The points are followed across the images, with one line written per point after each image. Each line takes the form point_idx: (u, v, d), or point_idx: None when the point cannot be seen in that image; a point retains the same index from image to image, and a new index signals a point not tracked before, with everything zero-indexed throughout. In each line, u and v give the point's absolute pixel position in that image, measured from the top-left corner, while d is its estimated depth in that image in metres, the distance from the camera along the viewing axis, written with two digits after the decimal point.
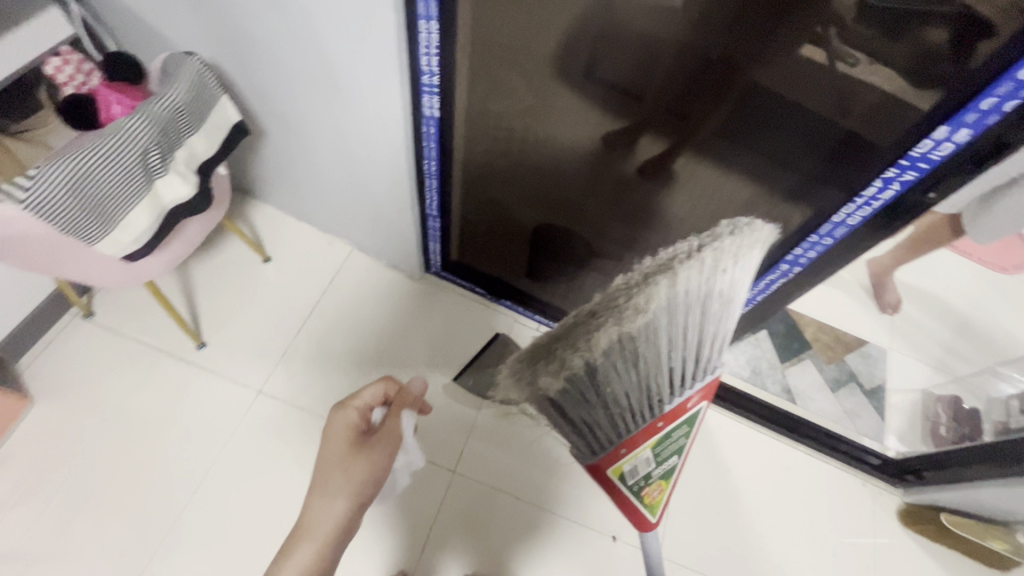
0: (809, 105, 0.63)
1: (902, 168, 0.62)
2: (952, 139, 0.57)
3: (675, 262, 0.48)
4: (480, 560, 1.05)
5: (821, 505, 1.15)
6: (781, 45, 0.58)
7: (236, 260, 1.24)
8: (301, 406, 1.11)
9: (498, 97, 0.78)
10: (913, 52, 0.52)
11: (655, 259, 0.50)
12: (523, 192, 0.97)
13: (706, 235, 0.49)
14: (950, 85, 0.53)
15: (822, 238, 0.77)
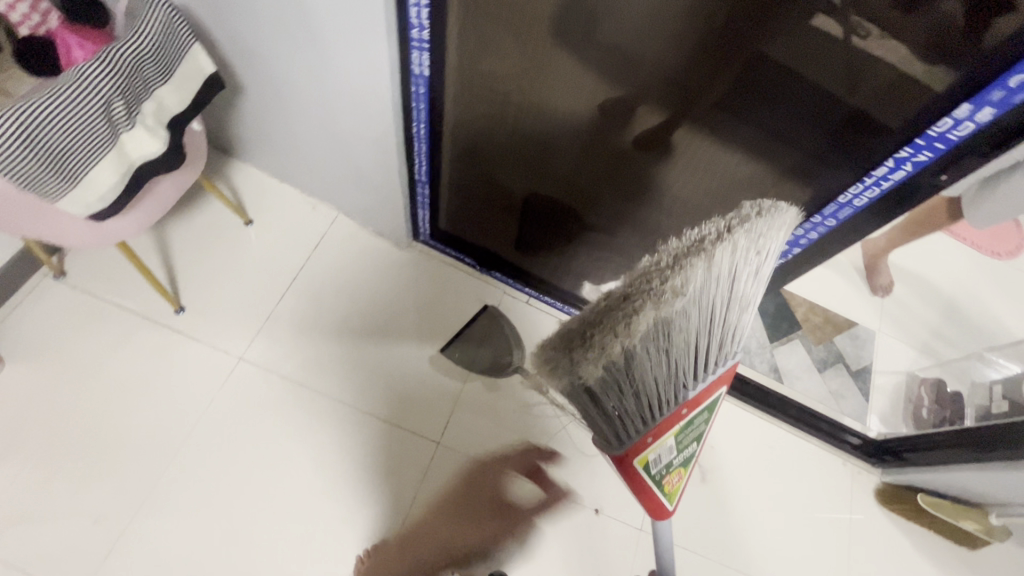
0: (818, 79, 0.59)
1: (917, 147, 0.59)
2: (974, 118, 0.54)
3: (706, 243, 0.47)
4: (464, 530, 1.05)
5: (802, 483, 1.16)
6: (795, 11, 0.54)
7: (216, 223, 1.19)
8: (284, 375, 1.09)
9: (491, 58, 0.73)
10: (932, 29, 0.49)
11: (682, 241, 0.49)
12: (516, 160, 0.92)
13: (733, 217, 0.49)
14: (971, 63, 0.50)
15: (825, 220, 0.75)
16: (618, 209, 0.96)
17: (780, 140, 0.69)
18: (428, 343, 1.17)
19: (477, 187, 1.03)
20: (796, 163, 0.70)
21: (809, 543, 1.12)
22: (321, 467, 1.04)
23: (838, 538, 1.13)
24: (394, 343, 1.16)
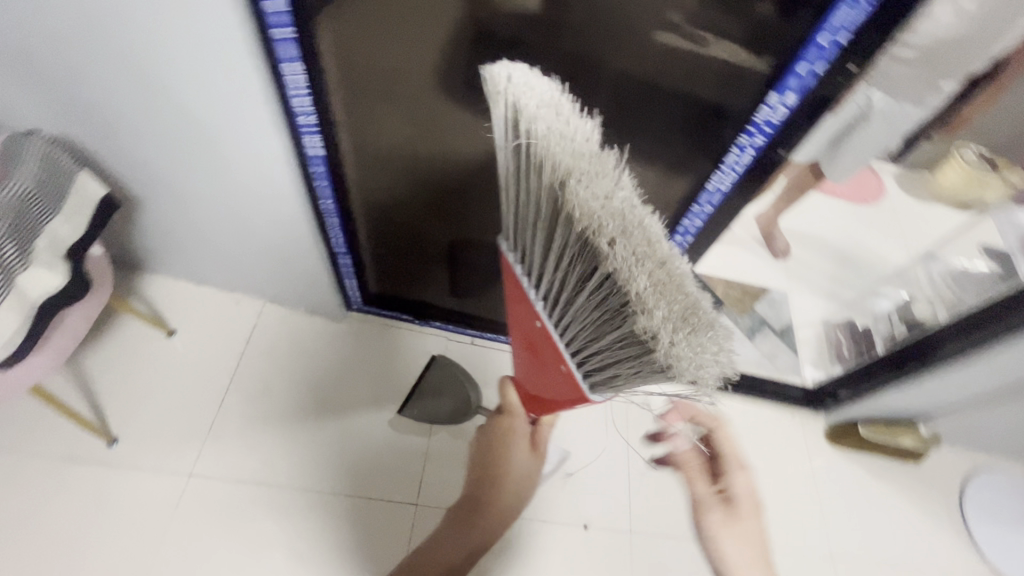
0: (671, 84, 0.68)
1: (750, 134, 0.70)
2: (783, 103, 0.65)
3: (587, 207, 0.48)
4: None
5: (762, 445, 1.23)
6: (637, 31, 0.63)
7: (137, 342, 1.14)
8: (240, 479, 1.04)
9: (381, 126, 0.79)
10: (749, 25, 0.59)
11: (581, 225, 0.49)
12: (429, 212, 0.98)
13: (561, 169, 0.49)
14: (777, 47, 0.60)
15: (702, 207, 0.83)
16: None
17: (650, 150, 0.77)
18: (384, 407, 1.17)
19: (397, 244, 1.06)
20: (668, 166, 0.79)
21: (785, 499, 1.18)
22: (300, 563, 0.99)
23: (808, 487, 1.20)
24: (349, 416, 1.15)
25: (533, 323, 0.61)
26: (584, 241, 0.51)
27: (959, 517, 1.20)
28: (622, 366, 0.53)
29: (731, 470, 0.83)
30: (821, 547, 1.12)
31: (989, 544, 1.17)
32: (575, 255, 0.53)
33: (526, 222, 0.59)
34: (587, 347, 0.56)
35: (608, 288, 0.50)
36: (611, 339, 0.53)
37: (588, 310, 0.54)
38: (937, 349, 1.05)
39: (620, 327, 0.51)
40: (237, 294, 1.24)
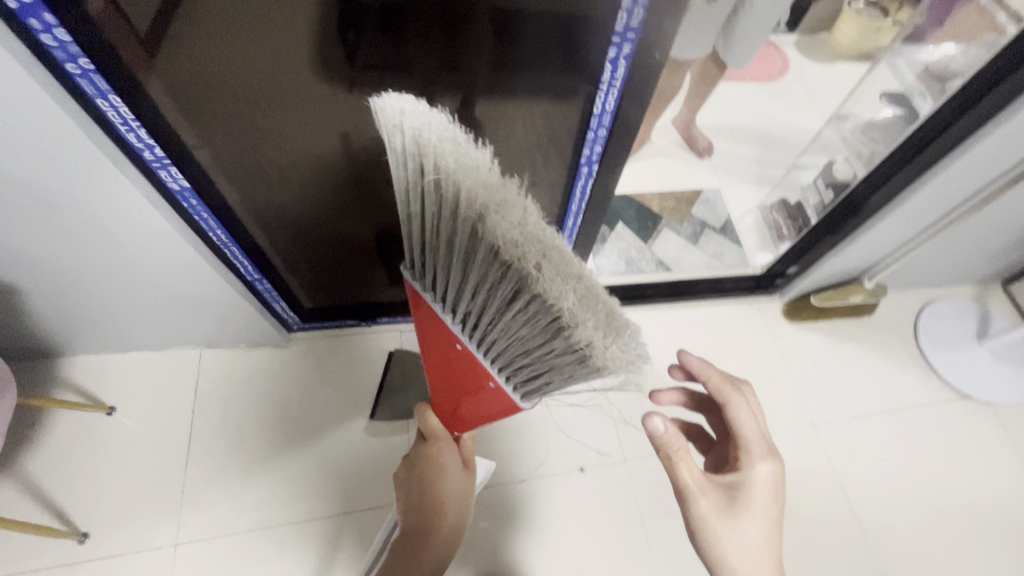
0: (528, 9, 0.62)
1: (617, 44, 0.66)
2: (638, 4, 0.61)
3: (508, 239, 0.44)
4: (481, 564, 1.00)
5: (727, 342, 1.26)
6: None
7: (76, 430, 1.07)
8: (229, 532, 1.01)
9: (242, 142, 0.73)
10: None
11: (506, 256, 0.45)
12: (332, 211, 0.92)
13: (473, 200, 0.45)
14: None
15: (597, 133, 0.79)
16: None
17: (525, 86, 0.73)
18: (355, 415, 1.15)
19: (312, 254, 1.01)
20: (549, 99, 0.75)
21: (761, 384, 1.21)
22: None
23: (778, 367, 1.24)
24: (323, 437, 1.12)
25: (452, 351, 0.54)
26: (507, 263, 0.46)
27: (917, 351, 1.27)
28: (556, 375, 0.51)
29: (749, 458, 0.67)
30: (801, 418, 1.17)
31: (949, 368, 1.24)
32: (495, 277, 0.48)
33: (431, 245, 0.51)
34: (516, 363, 0.52)
35: (538, 306, 0.47)
36: (542, 354, 0.50)
37: (515, 330, 0.50)
38: (867, 202, 1.05)
39: (554, 342, 0.48)
40: (168, 350, 1.17)
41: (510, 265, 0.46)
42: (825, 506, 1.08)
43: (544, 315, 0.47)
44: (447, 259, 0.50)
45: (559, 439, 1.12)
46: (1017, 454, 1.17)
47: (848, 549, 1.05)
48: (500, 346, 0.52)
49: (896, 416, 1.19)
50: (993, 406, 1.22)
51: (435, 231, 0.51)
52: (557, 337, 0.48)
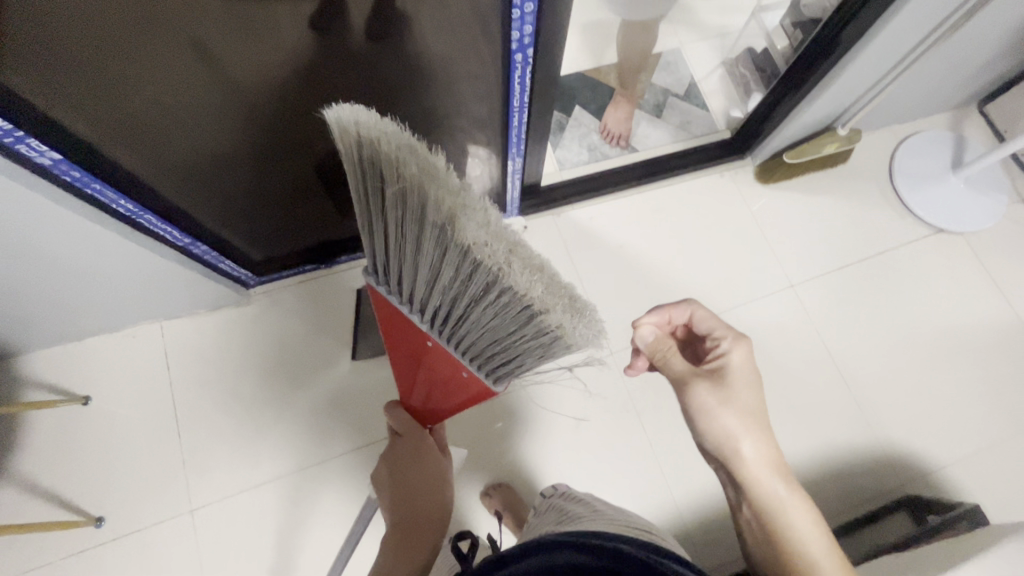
0: None
1: None
2: None
3: (475, 234, 0.45)
4: (488, 470, 1.03)
5: (701, 217, 1.22)
6: None
7: (59, 423, 1.05)
8: (241, 488, 1.03)
9: (112, 103, 0.61)
10: None
11: (474, 250, 0.46)
12: (250, 153, 0.80)
13: (440, 200, 0.46)
14: None
15: (523, 7, 0.65)
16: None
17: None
18: (337, 357, 1.13)
19: (242, 203, 0.91)
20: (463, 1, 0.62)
21: (738, 254, 1.20)
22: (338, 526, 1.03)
23: (754, 234, 1.21)
24: (311, 385, 1.11)
25: (421, 347, 0.54)
26: (475, 261, 0.47)
27: (891, 193, 1.25)
28: (527, 359, 0.52)
29: (727, 343, 0.71)
30: (780, 280, 1.17)
31: (925, 203, 1.22)
32: (463, 273, 0.48)
33: (398, 249, 0.51)
34: (488, 352, 0.53)
35: (507, 298, 0.48)
36: (513, 342, 0.51)
37: (483, 321, 0.50)
38: (839, 41, 0.94)
39: (525, 329, 0.49)
40: (127, 328, 1.10)
41: (477, 262, 0.47)
42: (807, 360, 1.12)
43: (515, 306, 0.48)
44: (417, 262, 0.50)
45: None
46: (987, 278, 1.20)
47: (831, 394, 1.10)
48: (471, 337, 0.52)
49: (872, 261, 1.20)
50: (965, 235, 1.22)
51: (401, 236, 0.51)
52: (527, 325, 0.49)
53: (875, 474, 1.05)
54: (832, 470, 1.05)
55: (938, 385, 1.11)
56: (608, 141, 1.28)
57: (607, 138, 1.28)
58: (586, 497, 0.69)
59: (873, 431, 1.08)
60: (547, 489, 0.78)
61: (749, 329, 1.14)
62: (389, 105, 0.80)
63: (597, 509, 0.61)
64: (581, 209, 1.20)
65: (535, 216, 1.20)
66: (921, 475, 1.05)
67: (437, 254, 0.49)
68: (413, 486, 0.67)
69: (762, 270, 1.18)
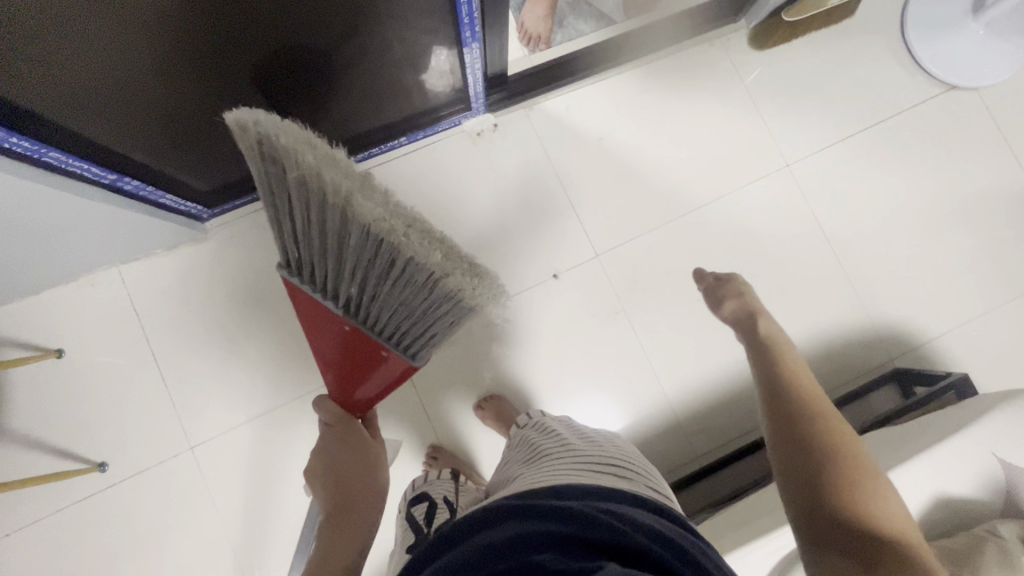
0: None
1: None
2: None
3: (373, 218, 0.47)
4: (479, 381, 1.03)
5: (690, 95, 1.10)
6: None
7: (39, 378, 1.02)
8: (238, 422, 1.04)
9: (23, 49, 0.51)
10: None
11: (373, 233, 0.48)
12: (167, 73, 0.64)
13: (333, 189, 0.47)
14: None
15: None
16: (326, 40, 0.71)
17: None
18: None
19: (180, 140, 0.81)
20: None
21: (730, 134, 1.09)
22: None
23: (748, 110, 1.10)
24: (290, 318, 1.07)
25: (338, 332, 0.55)
26: (377, 241, 0.49)
27: (901, 47, 1.11)
28: (443, 329, 0.56)
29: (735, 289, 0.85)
30: (776, 160, 1.08)
31: (939, 56, 1.09)
32: (368, 255, 0.50)
33: (305, 239, 0.51)
34: (405, 327, 0.55)
35: (410, 272, 0.50)
36: (425, 313, 0.54)
37: (394, 299, 0.53)
38: None
39: (431, 298, 0.52)
40: (85, 277, 1.04)
41: (375, 242, 0.49)
42: (801, 244, 1.07)
43: (419, 279, 0.50)
44: (322, 251, 0.51)
45: (527, 253, 1.06)
46: (997, 137, 1.11)
47: (826, 277, 1.07)
48: (386, 317, 0.55)
49: (875, 130, 1.10)
50: (979, 90, 1.11)
51: (306, 226, 0.51)
52: (435, 295, 0.52)
53: (867, 353, 1.05)
54: (824, 353, 1.05)
55: (936, 258, 1.07)
56: (522, 41, 1.09)
57: (529, 44, 1.09)
58: (560, 426, 0.72)
59: (867, 311, 1.06)
60: (525, 416, 0.82)
61: (740, 217, 1.08)
62: (338, 12, 0.67)
63: (565, 442, 0.64)
64: (555, 100, 1.08)
65: (506, 112, 1.08)
66: (914, 347, 1.05)
67: (341, 240, 0.50)
68: (348, 471, 0.66)
69: (756, 151, 1.09)
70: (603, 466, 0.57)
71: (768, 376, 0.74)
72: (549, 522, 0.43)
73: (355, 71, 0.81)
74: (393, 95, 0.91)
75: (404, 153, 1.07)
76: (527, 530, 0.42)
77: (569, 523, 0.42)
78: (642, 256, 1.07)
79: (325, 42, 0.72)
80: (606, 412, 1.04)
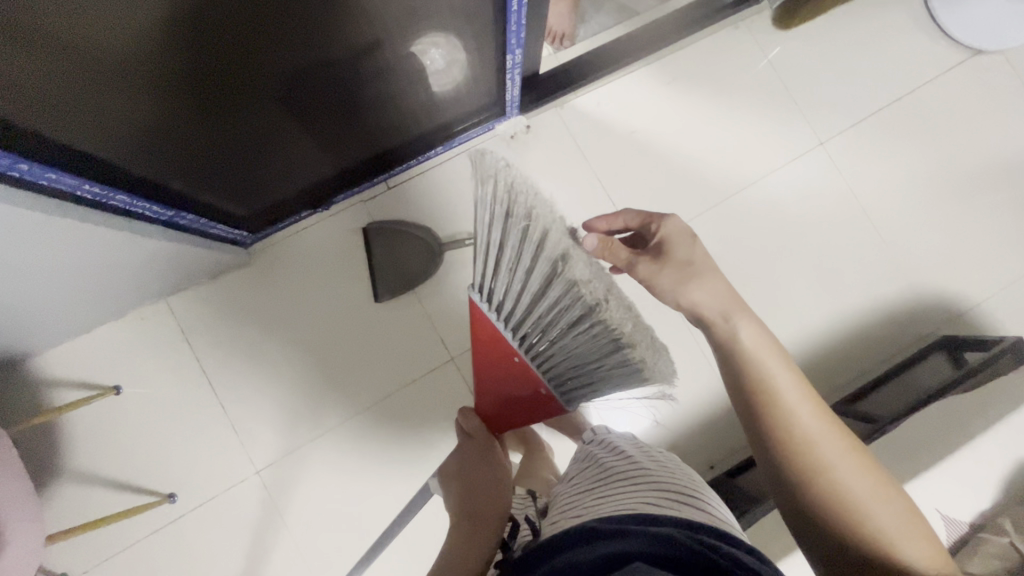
0: None
1: None
2: None
3: (587, 283, 0.53)
4: None
5: (718, 82, 1.10)
6: None
7: (98, 415, 1.02)
8: (299, 444, 1.04)
9: (58, 97, 0.50)
10: None
11: (584, 290, 0.53)
12: (198, 116, 0.63)
13: (560, 248, 0.53)
14: None
15: None
16: (351, 61, 0.69)
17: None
18: (360, 303, 1.08)
19: (230, 176, 0.82)
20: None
21: (761, 117, 1.10)
22: (403, 463, 1.05)
23: (779, 91, 1.10)
24: (342, 335, 1.07)
25: (507, 364, 0.58)
26: (578, 298, 0.54)
27: (924, 17, 1.11)
28: (603, 385, 0.60)
29: (655, 229, 0.69)
30: (810, 139, 1.09)
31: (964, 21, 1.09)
32: (565, 305, 0.55)
33: (508, 270, 0.54)
34: (567, 372, 0.59)
35: (597, 330, 0.56)
36: (594, 365, 0.58)
37: (570, 346, 0.57)
38: None
39: (608, 356, 0.57)
40: (134, 311, 1.04)
41: (579, 296, 0.54)
42: (841, 221, 1.08)
43: (604, 337, 0.56)
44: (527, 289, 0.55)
45: None
46: None
47: (869, 252, 1.08)
48: (555, 361, 0.59)
49: (905, 101, 1.10)
50: (1005, 53, 1.11)
51: (513, 262, 0.55)
52: (611, 354, 0.57)
53: (915, 322, 1.06)
54: (873, 326, 1.06)
55: (976, 223, 1.08)
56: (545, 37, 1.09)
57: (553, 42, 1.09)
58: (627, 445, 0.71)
59: (911, 281, 1.07)
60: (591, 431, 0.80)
61: (778, 198, 1.09)
62: (368, 30, 0.64)
63: (634, 462, 0.64)
64: (584, 98, 1.09)
65: (537, 113, 1.08)
66: (960, 313, 1.06)
67: (540, 286, 0.55)
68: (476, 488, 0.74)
69: (788, 132, 1.09)
70: (679, 495, 0.56)
71: (720, 354, 0.64)
72: (650, 543, 0.44)
73: (387, 83, 0.79)
74: (433, 106, 0.92)
75: (442, 161, 1.08)
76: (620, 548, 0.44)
77: (657, 545, 0.44)
78: None
79: (366, 60, 0.71)
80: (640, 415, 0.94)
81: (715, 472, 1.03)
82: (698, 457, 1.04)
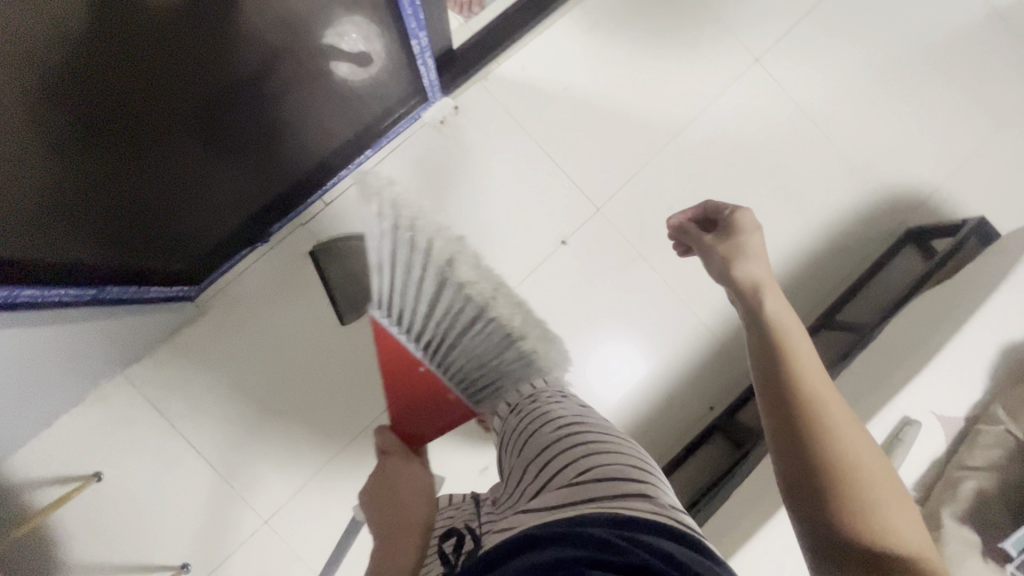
0: None
1: None
2: None
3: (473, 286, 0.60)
4: None
5: (641, 15, 1.04)
6: None
7: (85, 506, 0.98)
8: (301, 483, 1.02)
9: None
10: None
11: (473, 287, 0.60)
12: (78, 186, 0.52)
13: (447, 252, 0.58)
14: None
15: None
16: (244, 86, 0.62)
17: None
18: (327, 329, 1.03)
19: (130, 244, 0.70)
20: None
21: (692, 44, 1.04)
22: None
23: (703, 10, 1.04)
24: (317, 365, 1.03)
25: (415, 374, 0.61)
26: (469, 299, 0.60)
27: None
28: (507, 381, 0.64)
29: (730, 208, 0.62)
30: (746, 56, 1.04)
31: None
32: (460, 307, 0.60)
33: (397, 283, 0.57)
34: (471, 373, 0.62)
35: (489, 327, 0.62)
36: (495, 363, 0.63)
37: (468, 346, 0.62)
38: None
39: (505, 351, 0.63)
40: (92, 393, 0.98)
41: (470, 295, 0.60)
42: (791, 134, 1.05)
43: (498, 332, 0.62)
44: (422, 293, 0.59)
45: (529, 228, 1.02)
46: None
47: (823, 161, 1.06)
48: (459, 365, 0.62)
49: None
50: None
51: (402, 275, 0.58)
52: (507, 348, 0.63)
53: (881, 221, 1.06)
54: (841, 234, 1.05)
55: (924, 107, 1.06)
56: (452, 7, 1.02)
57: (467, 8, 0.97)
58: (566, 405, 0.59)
59: (871, 180, 1.06)
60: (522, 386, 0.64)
61: (724, 126, 1.06)
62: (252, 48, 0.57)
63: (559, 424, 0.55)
64: (507, 64, 1.02)
65: (461, 90, 1.01)
66: (923, 202, 1.06)
67: (433, 292, 0.59)
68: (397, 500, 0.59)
69: (722, 54, 1.04)
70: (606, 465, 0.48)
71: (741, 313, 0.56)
72: (570, 548, 0.36)
73: (285, 103, 0.71)
74: (344, 110, 0.84)
75: (375, 163, 1.01)
76: (562, 552, 0.35)
77: (594, 548, 0.35)
78: (642, 195, 1.05)
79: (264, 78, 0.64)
80: (632, 347, 1.02)
81: (715, 411, 1.03)
82: (697, 400, 1.04)
